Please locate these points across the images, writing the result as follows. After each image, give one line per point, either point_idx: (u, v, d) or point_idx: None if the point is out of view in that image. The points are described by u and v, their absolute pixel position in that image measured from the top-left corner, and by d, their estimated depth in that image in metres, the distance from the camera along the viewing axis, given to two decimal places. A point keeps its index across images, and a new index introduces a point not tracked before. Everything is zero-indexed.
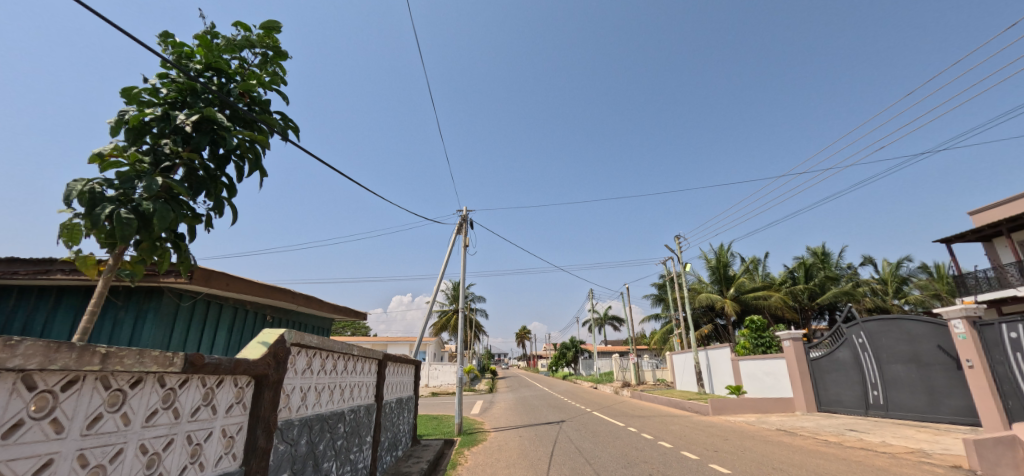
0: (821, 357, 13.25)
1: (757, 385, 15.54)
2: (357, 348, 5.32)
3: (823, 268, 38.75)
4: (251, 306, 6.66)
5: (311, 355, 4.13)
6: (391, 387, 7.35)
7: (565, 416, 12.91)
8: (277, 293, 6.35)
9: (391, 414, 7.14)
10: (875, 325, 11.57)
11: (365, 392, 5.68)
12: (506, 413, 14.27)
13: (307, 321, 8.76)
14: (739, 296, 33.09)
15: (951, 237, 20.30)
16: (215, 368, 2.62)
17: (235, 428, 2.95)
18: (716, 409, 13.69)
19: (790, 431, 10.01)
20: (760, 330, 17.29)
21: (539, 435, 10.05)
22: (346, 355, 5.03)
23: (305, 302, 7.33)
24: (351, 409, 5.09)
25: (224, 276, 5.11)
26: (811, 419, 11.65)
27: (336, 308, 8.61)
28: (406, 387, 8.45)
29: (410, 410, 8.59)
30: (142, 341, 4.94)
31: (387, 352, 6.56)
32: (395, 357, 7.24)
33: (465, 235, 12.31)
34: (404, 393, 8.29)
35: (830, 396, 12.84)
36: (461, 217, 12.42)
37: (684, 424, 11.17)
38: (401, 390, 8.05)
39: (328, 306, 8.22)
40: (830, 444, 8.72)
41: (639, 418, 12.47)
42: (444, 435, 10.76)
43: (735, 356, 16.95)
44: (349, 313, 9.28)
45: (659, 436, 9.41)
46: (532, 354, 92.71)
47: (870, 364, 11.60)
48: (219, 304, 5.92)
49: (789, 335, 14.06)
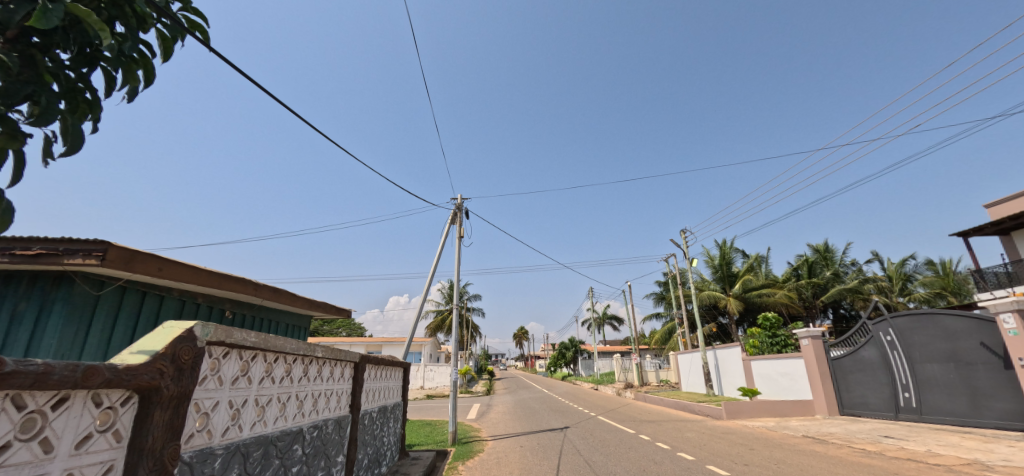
0: (844, 356, 12.36)
1: (772, 386, 14.62)
2: (323, 348, 4.29)
3: (827, 264, 37.95)
4: (204, 300, 5.64)
5: (250, 358, 3.09)
6: (373, 395, 6.31)
7: (569, 421, 11.97)
8: (230, 283, 5.34)
9: (373, 425, 6.13)
10: (906, 321, 10.67)
11: (336, 402, 4.66)
12: (505, 418, 13.29)
13: (281, 319, 7.71)
14: (743, 293, 32.25)
15: (968, 230, 19.51)
16: (34, 381, 1.59)
17: (96, 473, 1.91)
18: (731, 413, 12.75)
19: (820, 439, 9.06)
20: (773, 328, 16.38)
21: (542, 444, 9.07)
22: (307, 357, 3.99)
23: (272, 296, 6.30)
24: (314, 425, 4.06)
25: (153, 259, 4.12)
26: (837, 425, 10.70)
27: (312, 303, 7.59)
28: (392, 392, 7.43)
29: (398, 418, 7.59)
30: (46, 338, 3.88)
31: (366, 354, 5.53)
32: (377, 359, 6.20)
33: (460, 225, 11.32)
34: (391, 400, 7.28)
35: (854, 399, 11.94)
36: (456, 205, 11.41)
37: (699, 431, 10.24)
38: (386, 396, 7.03)
39: (302, 299, 7.19)
40: (870, 454, 7.79)
41: (649, 423, 11.51)
42: (437, 444, 9.77)
43: (747, 356, 16.04)
44: (328, 308, 8.24)
45: (677, 446, 8.44)
46: (530, 355, 91.81)
47: (900, 364, 10.70)
48: (157, 294, 4.90)
49: (808, 333, 13.13)
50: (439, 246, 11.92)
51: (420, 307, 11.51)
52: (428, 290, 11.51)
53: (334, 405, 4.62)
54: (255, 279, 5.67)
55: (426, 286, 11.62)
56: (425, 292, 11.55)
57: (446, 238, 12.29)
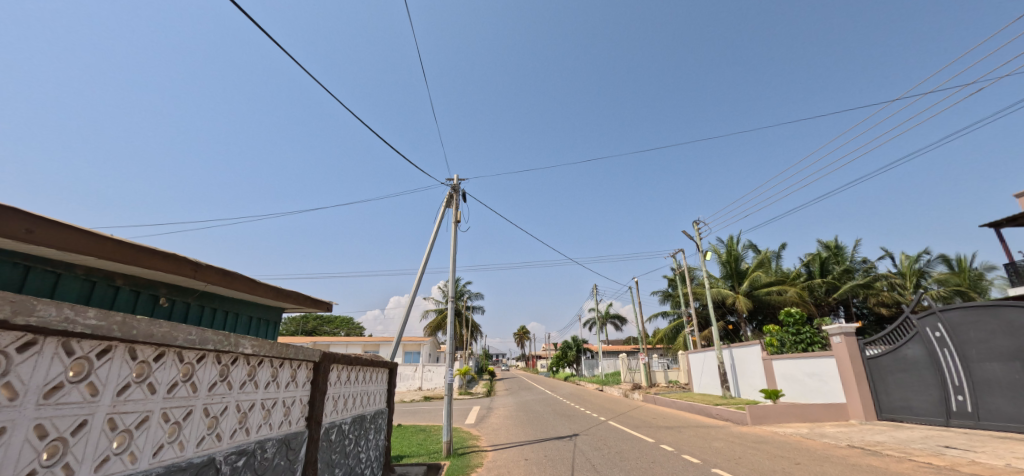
0: (881, 355, 11.16)
1: (797, 388, 13.41)
2: (259, 343, 3.10)
3: (838, 261, 36.65)
4: (127, 283, 4.43)
5: (89, 357, 1.97)
6: (346, 401, 5.11)
7: (578, 428, 10.80)
8: (154, 259, 4.18)
9: (346, 441, 4.93)
10: (958, 315, 9.48)
11: (280, 415, 3.49)
12: (505, 424, 12.09)
13: (242, 311, 6.45)
14: (752, 291, 30.97)
15: (1000, 221, 18.25)
16: None
17: None
18: (756, 418, 11.58)
19: (871, 451, 7.88)
20: (798, 324, 15.06)
21: (550, 457, 7.84)
22: (223, 358, 2.85)
23: (220, 280, 5.10)
24: (238, 452, 2.87)
25: (18, 217, 2.98)
26: (881, 432, 9.54)
27: (279, 292, 6.36)
28: (373, 398, 6.20)
29: (379, 429, 6.36)
30: None
31: (329, 352, 4.34)
32: (348, 357, 5.00)
33: (455, 209, 10.10)
34: (370, 408, 6.05)
35: (894, 402, 10.78)
36: (452, 187, 10.18)
37: (728, 440, 9.09)
38: (365, 402, 5.81)
39: (263, 287, 5.97)
40: (938, 469, 6.62)
41: (668, 429, 10.37)
42: (429, 456, 8.57)
43: (768, 355, 14.89)
44: (300, 299, 7.04)
45: (707, 460, 7.27)
46: (531, 356, 90.53)
47: (952, 362, 9.56)
48: (46, 271, 3.71)
49: (840, 330, 11.85)
50: (431, 234, 10.64)
51: (409, 303, 10.31)
52: (418, 286, 10.35)
53: (277, 421, 3.43)
54: (192, 257, 4.51)
55: (416, 282, 10.44)
56: (415, 288, 10.39)
57: (439, 225, 11.02)
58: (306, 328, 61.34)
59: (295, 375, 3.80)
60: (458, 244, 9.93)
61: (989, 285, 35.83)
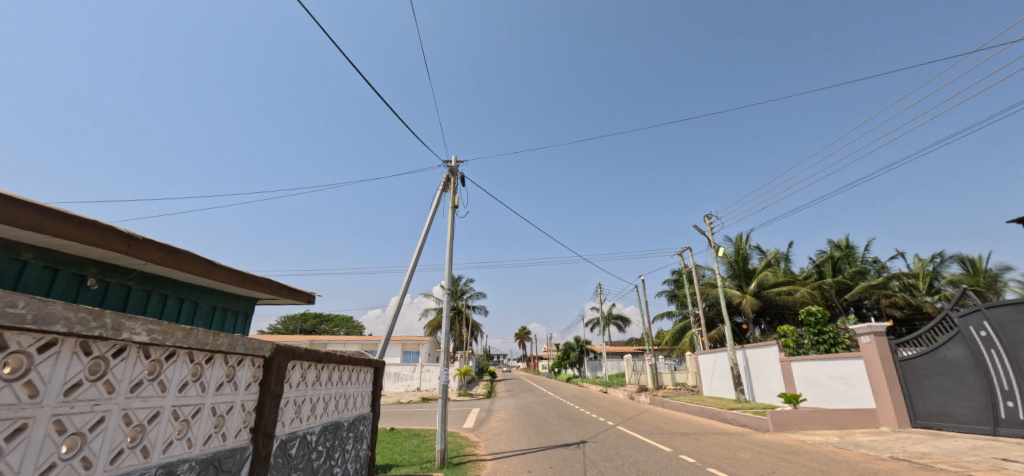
0: (917, 357, 10.26)
1: (820, 392, 12.51)
2: (163, 329, 2.20)
3: (848, 261, 35.69)
4: (37, 257, 3.59)
5: None
6: (317, 407, 4.20)
7: (585, 434, 9.91)
8: (65, 224, 3.33)
9: (312, 455, 4.01)
10: (1007, 313, 8.59)
11: (202, 427, 2.65)
12: (507, 429, 11.24)
13: (203, 300, 5.56)
14: (761, 291, 30.01)
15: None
16: None
17: None
18: (778, 424, 10.73)
19: (921, 464, 7.03)
20: (820, 325, 13.89)
21: (559, 469, 6.96)
22: (98, 345, 2.00)
23: (164, 259, 4.23)
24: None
25: None
26: (923, 442, 8.69)
27: (246, 278, 5.51)
28: (353, 402, 5.31)
29: (360, 438, 5.46)
30: None
31: (287, 346, 3.44)
32: (316, 353, 4.08)
33: (454, 194, 9.19)
34: (349, 413, 5.15)
35: (930, 408, 9.88)
36: (449, 169, 9.32)
37: (752, 450, 8.33)
38: (342, 407, 4.91)
39: (226, 271, 5.13)
40: None
41: (686, 436, 9.57)
42: (422, 466, 7.69)
43: (788, 357, 13.95)
44: (274, 288, 6.20)
45: (735, 474, 6.41)
46: (532, 357, 89.62)
47: (1000, 365, 8.64)
48: None
49: (870, 329, 10.94)
50: (427, 221, 9.70)
51: (403, 287, 9.06)
52: (415, 264, 9.13)
53: (200, 436, 2.63)
54: (121, 228, 3.68)
55: (412, 261, 9.24)
56: (412, 266, 9.18)
57: (434, 212, 10.06)
58: (304, 327, 60.62)
59: (231, 374, 2.95)
60: (454, 231, 9.05)
61: (1005, 287, 34.83)
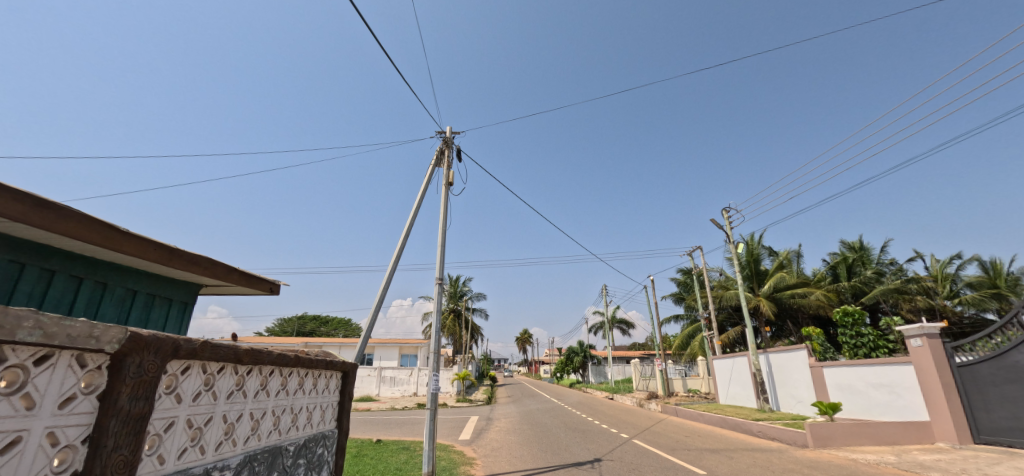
0: (980, 363, 8.92)
1: (860, 402, 11.18)
2: None
3: (863, 263, 34.34)
4: None
5: None
6: (229, 427, 2.82)
7: (598, 450, 8.57)
8: None
9: None
10: None
11: None
12: (506, 442, 9.96)
13: (116, 282, 4.18)
14: (774, 294, 28.65)
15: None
16: None
17: None
18: (819, 440, 9.45)
19: None
20: (858, 325, 12.41)
21: None
22: None
23: (20, 212, 2.97)
24: None
25: None
26: (1001, 462, 7.39)
27: (172, 252, 4.24)
28: (305, 417, 3.95)
29: (315, 464, 4.12)
30: None
31: (155, 334, 2.09)
32: (225, 345, 2.69)
33: (448, 168, 7.86)
34: (298, 433, 3.80)
35: (997, 422, 8.50)
36: (443, 141, 8.02)
37: (799, 472, 7.00)
38: (285, 427, 3.55)
39: (135, 240, 3.89)
40: None
41: (716, 453, 8.26)
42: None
43: (820, 363, 12.60)
44: (217, 270, 4.95)
45: None
46: (533, 361, 88.18)
47: None
48: None
49: (922, 331, 9.62)
50: (416, 202, 8.41)
51: (388, 274, 7.79)
52: (403, 248, 7.87)
53: None
54: None
55: (399, 244, 7.99)
56: (398, 250, 7.91)
57: (426, 191, 8.74)
58: (303, 329, 59.68)
59: (16, 383, 1.62)
60: (448, 212, 7.80)
61: None
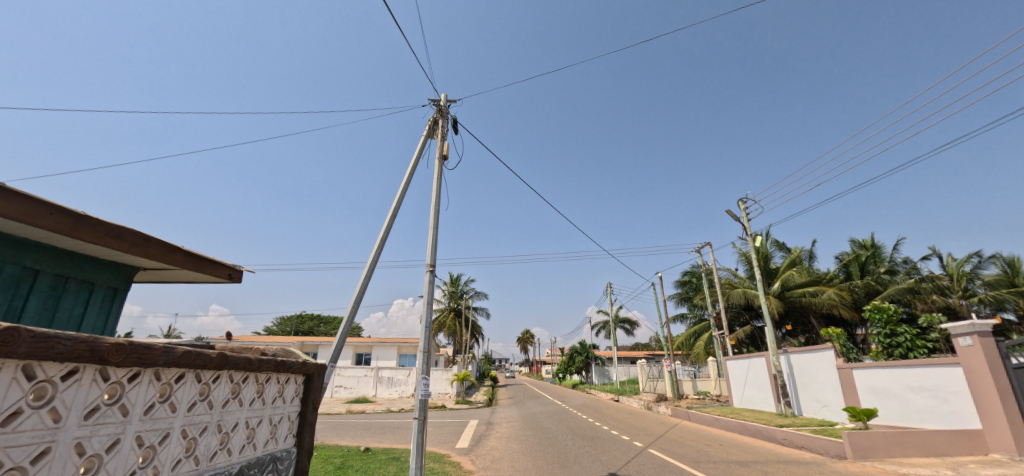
0: None
1: (897, 407, 10.18)
2: None
3: (875, 262, 33.22)
4: None
5: None
6: (84, 458, 1.83)
7: (611, 463, 7.52)
8: None
9: None
10: None
11: None
12: (508, 451, 8.92)
13: (5, 257, 3.23)
14: (785, 292, 27.61)
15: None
16: None
17: None
18: (859, 451, 8.46)
19: None
20: (892, 323, 11.34)
21: None
22: None
23: None
24: None
25: None
26: None
27: (76, 219, 3.28)
28: (243, 436, 2.97)
29: None
30: None
31: None
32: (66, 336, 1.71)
33: (441, 139, 6.91)
34: (231, 459, 2.83)
35: None
36: (437, 109, 7.06)
37: None
38: (204, 453, 2.57)
39: (15, 201, 2.93)
40: None
41: (747, 467, 7.26)
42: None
43: (848, 364, 11.61)
44: (154, 251, 4.01)
45: None
46: (535, 362, 87.11)
47: None
48: None
49: (972, 328, 8.56)
50: (406, 179, 7.47)
51: (371, 261, 6.84)
52: (388, 231, 6.93)
53: None
54: None
55: (384, 227, 7.05)
56: (383, 233, 6.98)
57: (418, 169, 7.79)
58: (302, 328, 59.06)
59: None
60: (442, 190, 6.83)
61: None
